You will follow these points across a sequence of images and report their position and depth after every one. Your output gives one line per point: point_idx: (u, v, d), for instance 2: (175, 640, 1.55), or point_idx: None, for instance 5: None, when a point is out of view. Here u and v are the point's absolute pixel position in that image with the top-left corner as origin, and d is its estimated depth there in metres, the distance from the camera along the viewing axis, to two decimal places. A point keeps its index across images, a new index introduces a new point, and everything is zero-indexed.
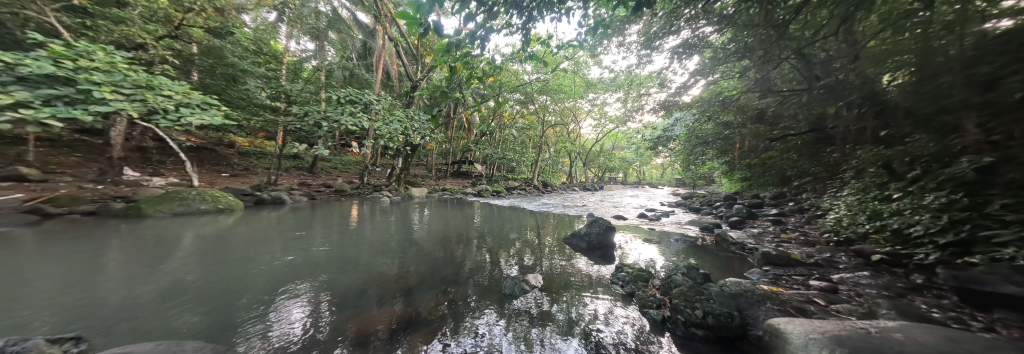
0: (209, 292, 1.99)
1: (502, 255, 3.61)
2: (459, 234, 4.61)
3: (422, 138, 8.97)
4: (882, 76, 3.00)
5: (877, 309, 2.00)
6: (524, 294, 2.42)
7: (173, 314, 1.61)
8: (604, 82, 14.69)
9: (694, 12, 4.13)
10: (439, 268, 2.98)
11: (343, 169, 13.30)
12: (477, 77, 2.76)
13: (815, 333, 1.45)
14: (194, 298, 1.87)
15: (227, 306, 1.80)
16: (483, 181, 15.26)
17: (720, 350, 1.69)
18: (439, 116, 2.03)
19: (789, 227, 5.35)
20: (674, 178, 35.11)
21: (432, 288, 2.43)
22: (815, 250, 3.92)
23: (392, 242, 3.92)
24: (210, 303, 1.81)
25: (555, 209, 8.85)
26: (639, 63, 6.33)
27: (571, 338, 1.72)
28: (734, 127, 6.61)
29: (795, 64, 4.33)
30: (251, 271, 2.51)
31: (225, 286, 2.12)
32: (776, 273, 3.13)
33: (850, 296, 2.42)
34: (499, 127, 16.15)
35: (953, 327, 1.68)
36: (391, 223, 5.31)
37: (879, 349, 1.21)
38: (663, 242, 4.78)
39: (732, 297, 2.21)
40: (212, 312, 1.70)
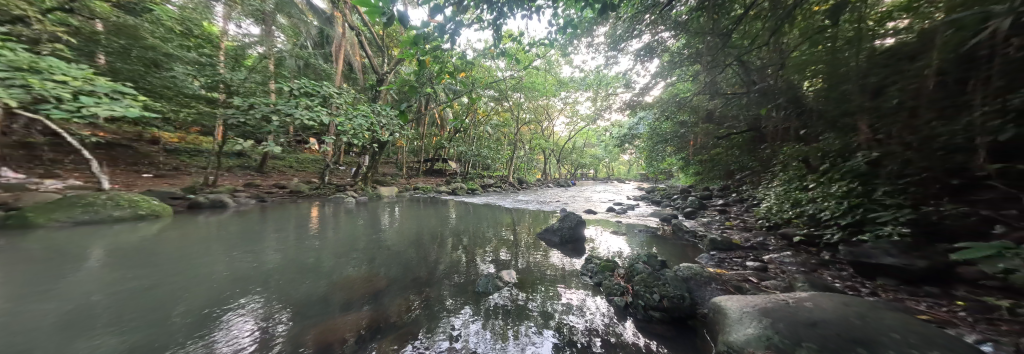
0: (132, 310, 1.73)
1: (478, 253, 3.58)
2: (433, 234, 4.50)
3: (390, 135, 8.50)
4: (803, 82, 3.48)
5: (796, 283, 2.34)
6: (498, 291, 2.42)
7: (81, 338, 1.37)
8: (575, 81, 15.10)
9: (653, 17, 4.42)
10: (411, 269, 2.89)
11: (300, 168, 12.18)
12: (448, 71, 2.67)
13: (748, 307, 1.65)
14: (113, 317, 1.62)
15: (156, 324, 1.58)
16: (458, 179, 14.95)
17: (673, 330, 1.86)
18: (407, 112, 1.92)
19: (733, 215, 6.00)
20: (639, 174, 37.58)
21: (403, 290, 2.35)
22: (752, 234, 4.46)
23: (360, 244, 3.72)
24: (133, 321, 1.58)
25: (529, 206, 8.97)
26: (606, 64, 6.61)
27: (544, 330, 1.77)
28: (689, 126, 7.22)
29: (738, 70, 4.83)
30: (186, 283, 2.22)
31: (154, 302, 1.86)
32: (721, 256, 3.52)
33: (776, 273, 2.80)
34: (473, 124, 15.87)
35: (849, 294, 2.03)
36: (357, 224, 5.00)
37: (796, 317, 1.41)
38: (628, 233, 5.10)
39: (686, 280, 2.43)
40: (136, 333, 1.47)
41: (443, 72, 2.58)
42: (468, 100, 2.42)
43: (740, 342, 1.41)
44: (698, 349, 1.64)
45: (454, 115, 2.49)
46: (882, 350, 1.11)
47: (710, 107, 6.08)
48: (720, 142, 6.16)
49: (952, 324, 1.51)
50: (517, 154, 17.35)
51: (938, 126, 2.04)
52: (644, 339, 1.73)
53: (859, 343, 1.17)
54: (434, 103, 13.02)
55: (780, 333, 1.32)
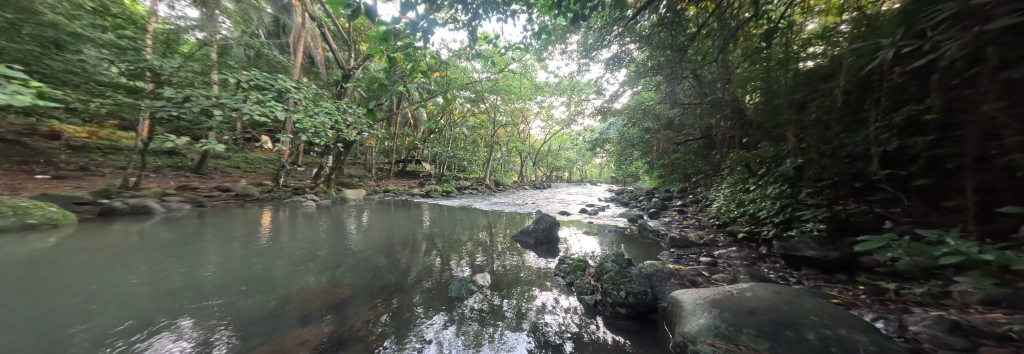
0: (23, 331, 1.44)
1: (453, 256, 3.50)
2: (405, 238, 4.31)
3: (356, 134, 7.95)
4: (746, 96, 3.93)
5: (740, 275, 2.59)
6: (471, 295, 2.36)
7: None
8: (551, 86, 15.42)
9: (620, 29, 4.69)
10: (379, 276, 2.71)
11: (250, 168, 10.94)
12: (422, 70, 2.55)
13: (700, 299, 1.78)
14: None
15: (55, 346, 1.32)
16: (431, 182, 14.46)
17: (636, 325, 1.97)
18: (377, 111, 1.79)
19: (690, 215, 6.56)
20: (610, 177, 39.54)
21: (369, 299, 2.18)
22: (706, 231, 4.90)
23: (321, 251, 3.41)
24: (22, 345, 1.31)
25: (505, 208, 8.96)
26: (578, 70, 6.85)
27: (518, 332, 1.77)
28: (653, 133, 7.75)
29: (693, 83, 5.31)
30: (99, 300, 1.89)
31: (53, 322, 1.55)
32: (679, 253, 3.80)
33: (724, 267, 3.10)
34: (448, 126, 15.47)
35: (781, 283, 2.30)
36: (318, 229, 4.61)
37: (740, 306, 1.56)
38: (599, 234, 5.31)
39: (648, 276, 2.58)
40: None
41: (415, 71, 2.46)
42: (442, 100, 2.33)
43: (692, 332, 1.52)
44: (658, 340, 1.76)
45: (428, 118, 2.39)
46: (804, 332, 1.28)
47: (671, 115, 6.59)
48: (679, 147, 6.68)
49: (856, 305, 1.78)
50: (493, 156, 17.22)
51: (844, 138, 2.44)
52: (611, 335, 1.81)
53: (786, 326, 1.32)
54: (406, 102, 12.45)
55: (724, 321, 1.45)
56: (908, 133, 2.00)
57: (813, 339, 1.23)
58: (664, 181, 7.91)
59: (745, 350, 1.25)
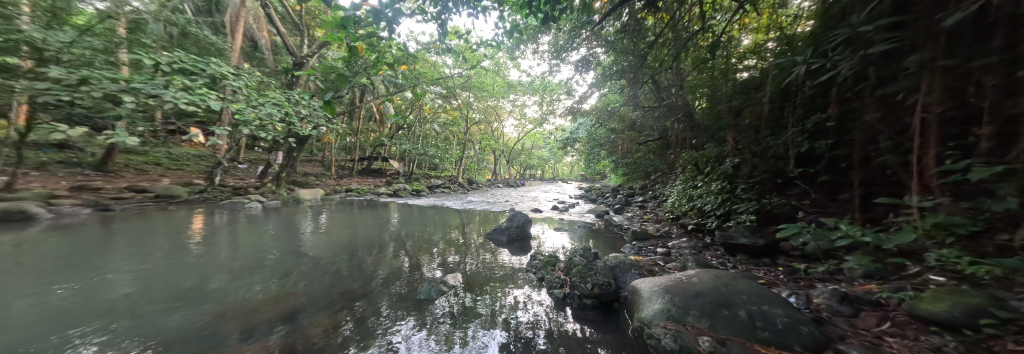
0: None
1: (423, 257, 3.37)
2: (369, 240, 4.01)
3: (311, 129, 7.20)
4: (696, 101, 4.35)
5: (690, 263, 2.86)
6: (442, 296, 2.28)
7: None
8: (523, 85, 15.47)
9: (588, 33, 4.90)
10: (340, 281, 2.47)
11: (178, 165, 9.41)
12: (388, 62, 2.18)
13: (654, 285, 1.92)
14: None
15: None
16: (399, 180, 13.69)
17: (601, 314, 2.08)
18: (337, 103, 1.43)
19: (649, 209, 7.10)
20: (580, 174, 41.05)
21: (328, 307, 1.97)
22: (663, 224, 5.35)
23: (269, 257, 3.02)
24: None
25: (478, 206, 8.85)
26: (550, 70, 6.98)
27: (492, 330, 1.76)
28: (619, 133, 8.22)
29: (653, 88, 5.73)
30: None
31: None
32: (640, 245, 4.09)
33: (677, 256, 3.40)
34: (417, 122, 14.73)
35: (723, 268, 2.59)
36: (265, 233, 4.10)
37: (687, 288, 1.71)
38: (569, 229, 5.51)
39: (612, 268, 2.74)
40: None
41: (379, 63, 2.11)
42: (415, 94, 2.10)
43: (647, 317, 1.64)
44: (619, 327, 1.88)
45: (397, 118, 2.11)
46: (738, 309, 1.45)
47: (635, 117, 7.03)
48: (641, 147, 7.17)
49: (777, 283, 2.08)
50: (465, 154, 16.81)
51: (770, 140, 2.83)
52: (579, 325, 1.90)
53: (724, 305, 1.50)
54: (369, 95, 11.56)
55: (673, 304, 1.60)
56: (816, 136, 2.39)
57: (745, 315, 1.42)
58: (627, 178, 8.44)
59: (693, 331, 1.39)
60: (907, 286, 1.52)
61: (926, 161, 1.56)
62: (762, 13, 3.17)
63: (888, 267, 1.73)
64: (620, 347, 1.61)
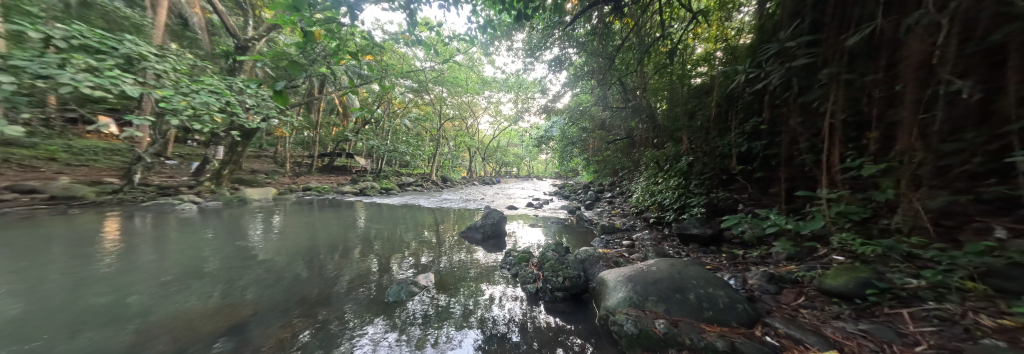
0: None
1: (393, 257, 3.23)
2: (332, 242, 3.72)
3: (260, 121, 6.45)
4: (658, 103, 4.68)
5: (652, 253, 3.09)
6: (413, 297, 2.20)
7: None
8: (499, 82, 15.28)
9: (560, 33, 5.00)
10: (298, 286, 2.27)
11: (84, 160, 7.88)
12: (351, 51, 1.97)
13: (618, 274, 2.05)
14: None
15: None
16: (365, 178, 12.82)
17: (571, 306, 2.16)
18: (289, 93, 1.20)
19: (617, 204, 7.50)
20: (554, 172, 41.89)
21: (282, 316, 1.79)
22: (629, 217, 5.69)
23: (208, 265, 2.65)
24: None
25: (452, 204, 8.65)
26: (524, 68, 7.00)
27: (466, 328, 1.75)
28: (590, 132, 8.52)
29: (620, 89, 6.02)
30: None
31: None
32: (608, 238, 4.31)
33: (640, 247, 3.64)
34: (385, 116, 13.90)
35: (679, 257, 2.83)
36: (204, 238, 3.62)
37: (646, 275, 1.84)
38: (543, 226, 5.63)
39: (582, 261, 2.86)
40: None
41: (340, 50, 1.80)
42: (382, 87, 1.96)
43: (611, 305, 1.74)
44: (587, 317, 1.97)
45: (362, 114, 1.90)
46: (688, 293, 1.60)
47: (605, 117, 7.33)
48: (610, 146, 7.53)
49: (721, 268, 2.33)
50: (438, 151, 16.24)
51: (717, 140, 3.15)
52: (551, 318, 1.96)
53: (677, 290, 1.64)
54: (330, 86, 10.62)
55: (634, 291, 1.71)
56: (753, 136, 2.72)
57: (695, 297, 1.58)
58: (598, 175, 8.80)
59: (651, 315, 1.51)
60: (817, 265, 1.81)
61: (831, 159, 1.87)
62: (711, 25, 3.52)
63: (804, 250, 2.03)
64: (587, 335, 1.70)
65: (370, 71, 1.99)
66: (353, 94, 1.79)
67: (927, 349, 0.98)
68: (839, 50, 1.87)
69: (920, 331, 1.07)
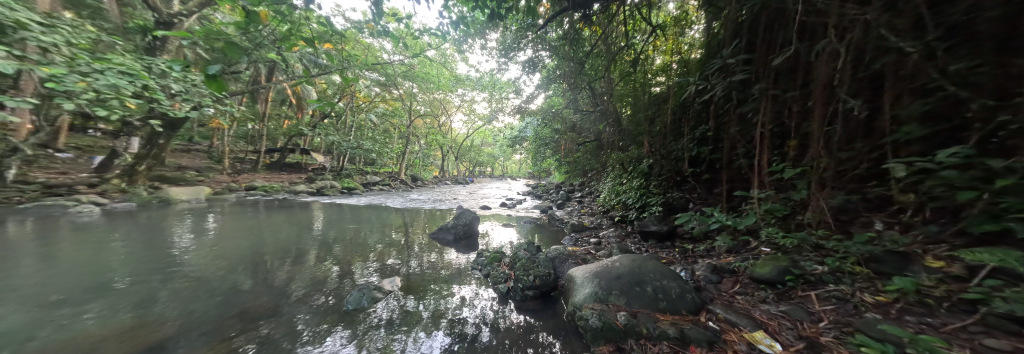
0: None
1: (356, 261, 3.02)
2: (282, 247, 3.35)
3: (190, 110, 5.57)
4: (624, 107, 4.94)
5: (615, 249, 3.26)
6: (376, 304, 2.06)
7: None
8: (473, 80, 14.96)
9: (534, 36, 5.08)
10: (237, 297, 2.02)
11: None
12: (306, 37, 1.76)
13: (584, 270, 2.12)
14: None
15: None
16: (323, 177, 11.77)
17: (540, 304, 2.21)
18: (227, 80, 1.06)
19: (586, 202, 7.79)
20: (527, 172, 41.94)
21: (215, 332, 1.58)
22: (596, 216, 5.94)
23: (119, 277, 2.24)
24: None
25: (422, 205, 8.31)
26: (498, 68, 6.96)
27: (434, 332, 1.70)
28: (561, 134, 8.74)
29: (590, 93, 6.26)
30: None
31: None
32: (577, 236, 4.46)
33: (605, 243, 3.82)
34: (348, 110, 12.90)
35: (639, 252, 3.04)
36: (114, 246, 3.06)
37: (609, 269, 1.92)
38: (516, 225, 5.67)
39: (552, 259, 2.92)
40: None
41: (292, 35, 1.60)
42: (344, 80, 1.79)
43: (578, 301, 1.81)
44: (555, 314, 2.03)
45: (321, 107, 1.73)
46: (646, 285, 1.71)
47: (576, 119, 7.56)
48: (580, 147, 7.78)
49: (674, 261, 2.54)
50: (407, 149, 15.49)
51: (672, 144, 3.43)
52: (521, 316, 1.99)
53: (636, 283, 1.74)
54: (283, 74, 9.55)
55: (599, 286, 1.79)
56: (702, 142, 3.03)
57: (651, 287, 1.70)
58: (569, 176, 9.05)
59: (614, 308, 1.59)
60: (750, 256, 2.07)
61: (762, 163, 2.16)
62: (669, 39, 3.84)
63: (741, 243, 2.30)
64: (555, 331, 1.75)
65: (328, 60, 1.80)
66: (310, 85, 1.61)
67: (827, 324, 1.19)
68: (768, 68, 2.16)
69: (823, 309, 1.30)
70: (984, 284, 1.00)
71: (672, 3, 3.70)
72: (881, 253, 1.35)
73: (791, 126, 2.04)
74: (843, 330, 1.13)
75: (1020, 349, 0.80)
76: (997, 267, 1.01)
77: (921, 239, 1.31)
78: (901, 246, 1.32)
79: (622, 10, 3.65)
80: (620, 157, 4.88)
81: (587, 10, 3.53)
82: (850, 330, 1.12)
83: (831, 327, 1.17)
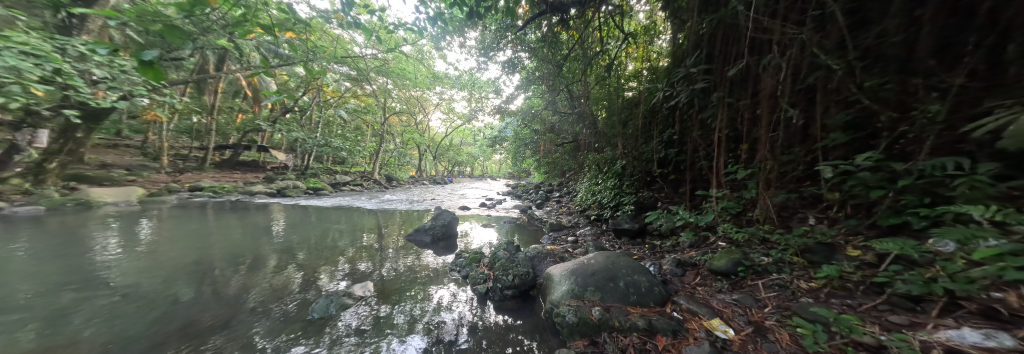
0: None
1: (324, 267, 2.84)
2: (236, 254, 3.05)
3: (119, 101, 4.86)
4: (600, 110, 5.12)
5: (590, 247, 3.36)
6: (345, 311, 1.95)
7: None
8: (451, 78, 14.66)
9: (513, 37, 5.10)
10: (178, 310, 1.80)
11: None
12: (263, 23, 1.60)
13: (561, 268, 2.15)
14: None
15: None
16: (286, 176, 10.89)
17: (519, 303, 2.22)
18: (167, 67, 0.95)
19: (564, 201, 7.96)
20: (506, 172, 41.83)
21: (150, 350, 1.40)
22: (573, 215, 6.07)
23: (20, 293, 1.90)
24: None
25: (398, 205, 8.00)
26: (477, 67, 6.88)
27: (410, 338, 1.65)
28: (540, 135, 8.85)
29: (567, 96, 6.41)
30: None
31: None
32: (555, 235, 4.53)
33: (580, 241, 3.93)
34: (315, 105, 12.02)
35: (612, 249, 3.16)
36: (15, 257, 2.59)
37: (584, 266, 1.97)
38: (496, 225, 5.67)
39: (531, 258, 2.95)
40: None
41: (247, 21, 1.47)
42: (307, 72, 1.66)
43: (555, 298, 1.84)
44: (532, 312, 2.05)
45: (281, 100, 1.58)
46: (619, 281, 1.77)
47: (555, 121, 7.70)
48: (559, 148, 7.91)
49: (644, 257, 2.68)
50: (382, 148, 14.81)
51: (643, 146, 3.60)
52: (499, 316, 1.99)
53: (610, 278, 1.80)
54: (237, 64, 8.67)
55: (575, 283, 1.83)
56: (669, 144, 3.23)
57: (622, 282, 1.77)
58: (548, 176, 9.19)
59: (588, 304, 1.64)
60: (709, 250, 2.25)
61: (719, 164, 2.35)
62: (639, 47, 4.05)
63: (701, 238, 2.49)
64: (533, 330, 1.77)
65: (290, 50, 1.68)
66: (268, 76, 1.47)
67: (771, 309, 1.33)
68: (724, 78, 2.37)
69: (768, 296, 1.45)
70: (889, 269, 1.20)
71: (642, 13, 3.92)
72: (814, 244, 1.55)
73: (743, 132, 2.26)
74: (784, 314, 1.27)
75: (915, 323, 0.97)
76: (898, 254, 1.22)
77: (844, 231, 1.53)
78: (828, 238, 1.53)
79: (597, 17, 3.79)
80: (596, 159, 5.03)
81: (564, 15, 3.71)
82: (789, 313, 1.26)
83: (774, 311, 1.31)
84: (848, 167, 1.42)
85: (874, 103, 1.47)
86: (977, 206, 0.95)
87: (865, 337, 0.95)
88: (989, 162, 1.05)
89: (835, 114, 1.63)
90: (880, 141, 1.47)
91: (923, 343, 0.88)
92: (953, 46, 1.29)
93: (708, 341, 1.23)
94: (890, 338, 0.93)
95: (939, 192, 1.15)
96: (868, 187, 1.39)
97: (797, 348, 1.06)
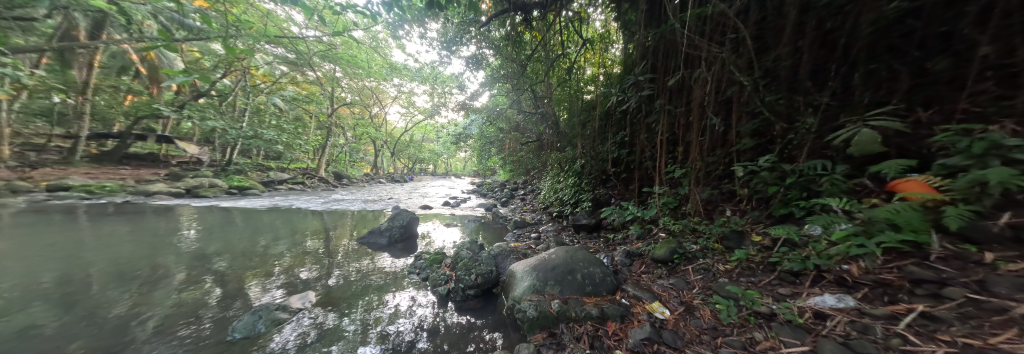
0: None
1: (255, 278, 2.47)
2: (125, 268, 2.47)
3: None
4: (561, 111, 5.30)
5: (551, 243, 3.46)
6: (278, 326, 1.73)
7: None
8: (411, 70, 13.77)
9: (476, 32, 5.01)
10: (27, 344, 1.40)
11: None
12: None
13: (523, 265, 2.17)
14: None
15: None
16: (199, 173, 9.10)
17: (482, 302, 2.20)
18: None
19: (528, 198, 8.06)
20: (471, 170, 40.64)
21: None
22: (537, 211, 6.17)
23: None
24: None
25: (350, 206, 7.32)
26: (439, 60, 6.59)
27: (364, 347, 1.54)
28: (505, 133, 8.85)
29: (530, 96, 6.50)
30: None
31: None
32: (519, 232, 4.59)
33: (542, 237, 4.02)
34: (240, 90, 10.24)
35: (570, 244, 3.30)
36: None
37: (546, 261, 2.02)
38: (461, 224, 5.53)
39: (494, 257, 2.94)
40: None
41: None
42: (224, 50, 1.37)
43: (517, 295, 1.86)
44: (494, 310, 2.06)
45: (191, 81, 1.31)
46: (576, 273, 1.86)
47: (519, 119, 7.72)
48: (523, 147, 7.97)
49: (599, 250, 2.86)
50: (329, 142, 13.27)
51: (599, 146, 3.83)
52: (461, 317, 1.95)
53: (568, 272, 1.88)
54: (124, 32, 6.92)
55: (536, 279, 1.88)
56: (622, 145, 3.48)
57: (579, 274, 1.86)
58: (512, 174, 9.22)
59: (548, 298, 1.70)
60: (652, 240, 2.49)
61: (661, 164, 2.62)
62: (596, 53, 4.27)
63: (646, 230, 2.74)
64: (495, 327, 1.78)
65: (201, 22, 1.39)
66: (170, 51, 1.18)
67: (699, 290, 1.53)
68: (665, 87, 2.65)
69: (696, 278, 1.66)
70: (780, 250, 1.47)
71: (598, 21, 4.14)
72: (729, 233, 1.82)
73: (680, 135, 2.54)
74: (707, 293, 1.48)
75: (796, 292, 1.20)
76: (785, 238, 1.50)
77: (751, 221, 1.82)
78: (739, 226, 1.82)
79: (558, 21, 3.91)
80: (558, 158, 5.20)
81: (527, 15, 3.79)
82: (710, 292, 1.47)
83: (700, 291, 1.51)
84: (755, 168, 1.71)
85: (771, 115, 1.79)
86: (835, 199, 1.23)
87: (762, 307, 1.16)
88: (843, 165, 1.36)
89: (745, 122, 1.94)
90: (775, 145, 1.80)
91: (799, 308, 1.10)
92: (821, 72, 1.64)
93: (649, 322, 1.37)
94: (778, 306, 1.14)
95: (812, 188, 1.45)
96: (767, 184, 1.69)
97: (715, 321, 1.24)
